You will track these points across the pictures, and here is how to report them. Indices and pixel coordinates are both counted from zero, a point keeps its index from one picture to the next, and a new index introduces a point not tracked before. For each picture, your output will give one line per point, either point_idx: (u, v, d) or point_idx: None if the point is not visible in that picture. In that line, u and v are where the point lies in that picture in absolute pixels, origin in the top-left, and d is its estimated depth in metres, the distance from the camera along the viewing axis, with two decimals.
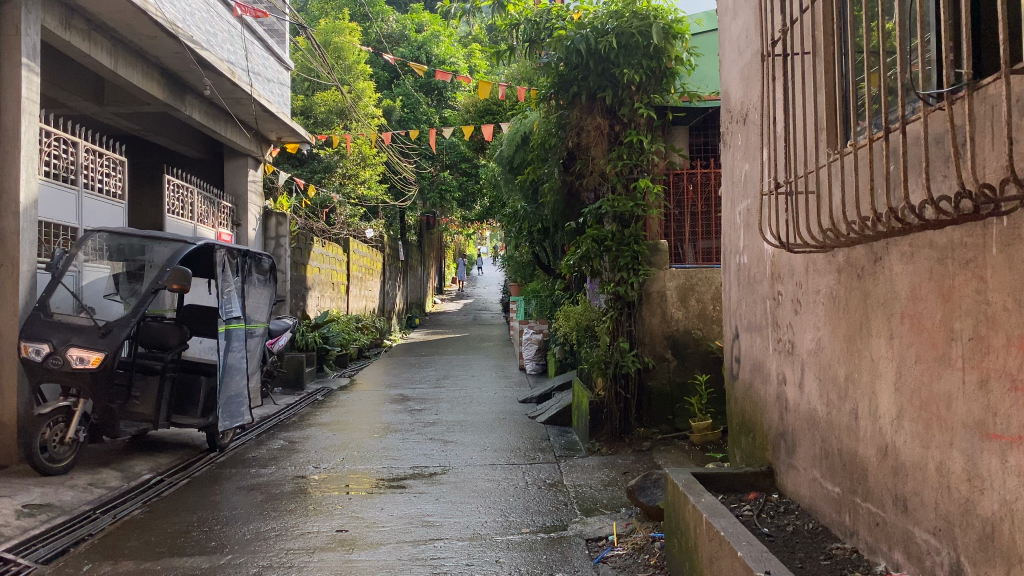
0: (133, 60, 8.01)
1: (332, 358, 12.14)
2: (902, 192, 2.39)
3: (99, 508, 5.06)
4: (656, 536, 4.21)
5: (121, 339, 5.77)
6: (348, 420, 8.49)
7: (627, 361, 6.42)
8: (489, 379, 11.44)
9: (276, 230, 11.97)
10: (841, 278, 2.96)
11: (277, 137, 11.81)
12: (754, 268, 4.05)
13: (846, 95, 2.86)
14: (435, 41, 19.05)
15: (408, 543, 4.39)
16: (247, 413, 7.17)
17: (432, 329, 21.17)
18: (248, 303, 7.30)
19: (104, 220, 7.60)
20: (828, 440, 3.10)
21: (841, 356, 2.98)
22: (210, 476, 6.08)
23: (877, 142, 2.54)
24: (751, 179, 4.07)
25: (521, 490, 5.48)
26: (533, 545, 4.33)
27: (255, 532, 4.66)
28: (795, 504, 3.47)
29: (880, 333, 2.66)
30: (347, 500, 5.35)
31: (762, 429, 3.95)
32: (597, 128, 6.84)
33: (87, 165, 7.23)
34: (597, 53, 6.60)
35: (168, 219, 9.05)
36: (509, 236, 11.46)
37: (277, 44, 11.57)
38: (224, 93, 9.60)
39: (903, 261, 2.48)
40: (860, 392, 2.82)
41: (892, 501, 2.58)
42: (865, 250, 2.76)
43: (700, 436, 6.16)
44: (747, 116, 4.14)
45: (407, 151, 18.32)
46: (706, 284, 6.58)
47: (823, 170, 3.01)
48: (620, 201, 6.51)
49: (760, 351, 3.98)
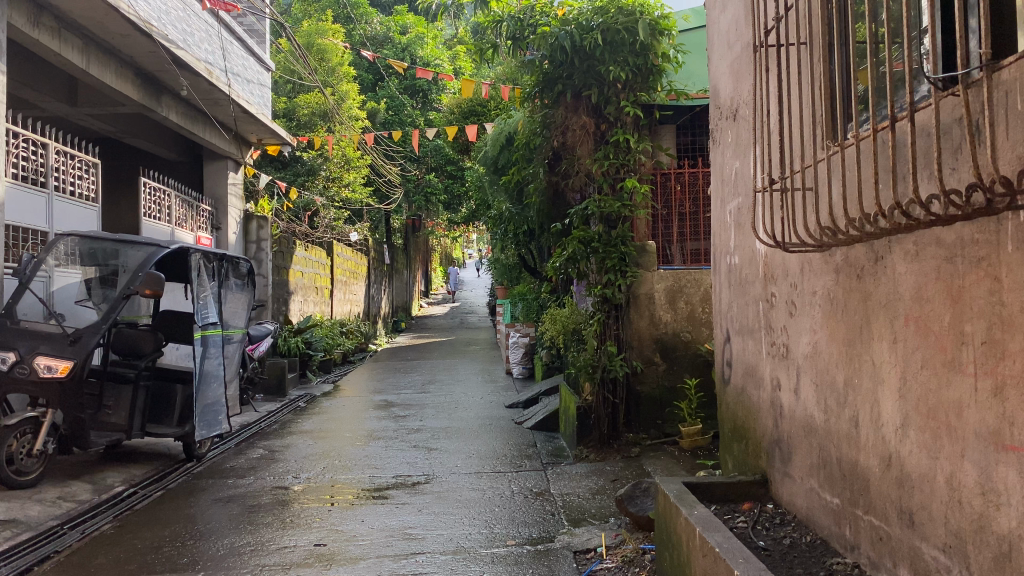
0: (105, 59, 7.77)
1: (315, 364, 11.94)
2: (907, 186, 2.26)
3: (67, 523, 4.84)
4: (646, 548, 4.06)
5: (91, 347, 5.57)
6: (330, 428, 8.29)
7: (615, 365, 6.27)
8: (477, 383, 11.28)
9: (256, 233, 11.73)
10: (839, 280, 2.83)
11: (257, 139, 11.62)
12: (746, 268, 3.91)
13: (843, 84, 2.76)
14: (420, 43, 18.87)
15: (389, 557, 4.21)
16: (226, 422, 6.95)
17: (417, 333, 20.95)
18: (225, 308, 7.09)
19: (77, 224, 7.37)
20: (826, 449, 2.97)
21: (839, 361, 2.84)
22: (186, 488, 5.86)
23: (882, 132, 2.41)
24: (743, 177, 3.93)
25: (507, 499, 5.31)
26: (519, 558, 4.15)
27: (230, 547, 4.47)
28: (791, 516, 3.32)
29: (882, 337, 2.52)
30: (326, 512, 5.15)
31: (755, 436, 3.81)
32: (583, 127, 6.68)
33: (57, 167, 7.01)
34: (581, 50, 6.44)
35: (144, 223, 8.81)
36: (495, 238, 11.30)
37: (257, 45, 11.35)
38: (202, 93, 9.38)
39: (908, 260, 2.35)
40: (861, 399, 2.68)
41: (897, 515, 2.43)
42: (866, 248, 2.63)
43: (690, 442, 6.05)
44: (737, 112, 4.01)
45: (391, 154, 18.11)
46: (695, 286, 6.45)
47: (821, 165, 2.89)
48: (606, 201, 6.38)
49: (753, 355, 3.84)
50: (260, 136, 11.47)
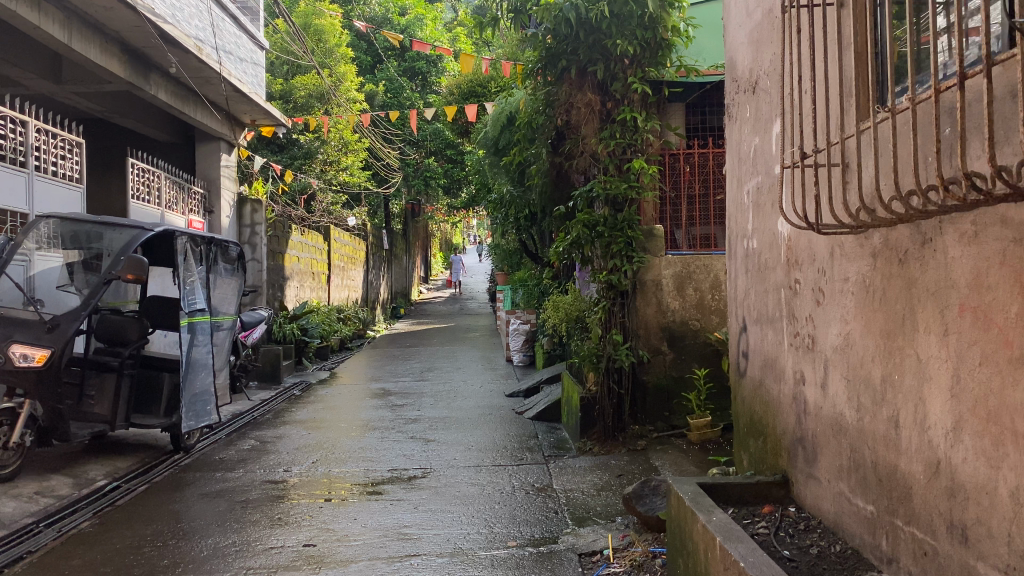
0: (89, 33, 7.43)
1: (311, 351, 11.65)
2: (960, 157, 1.97)
3: (43, 521, 4.58)
4: (656, 551, 3.80)
5: (70, 334, 5.31)
6: (325, 417, 8.03)
7: (620, 355, 6.03)
8: (476, 371, 11.01)
9: (250, 217, 11.36)
10: (877, 265, 2.55)
11: (251, 120, 11.31)
12: (765, 253, 3.64)
13: (878, 46, 2.46)
14: (420, 24, 18.47)
15: (382, 560, 3.95)
16: (215, 412, 6.68)
17: (417, 319, 20.69)
18: (214, 294, 6.80)
19: (59, 205, 7.07)
20: (859, 450, 2.71)
21: (877, 354, 2.57)
22: (172, 482, 5.60)
23: (929, 100, 2.12)
24: (763, 155, 3.65)
25: (507, 495, 5.06)
26: (520, 561, 3.90)
27: (214, 547, 4.22)
28: (816, 521, 3.06)
29: (929, 328, 2.25)
30: (318, 509, 4.90)
31: (774, 433, 3.55)
32: (588, 105, 6.36)
33: (38, 146, 6.70)
34: (587, 23, 6.11)
35: (132, 205, 8.51)
36: (496, 223, 11.02)
37: (250, 22, 10.95)
38: (191, 70, 9.06)
39: (964, 243, 2.07)
40: (901, 397, 2.41)
41: (947, 529, 2.17)
42: (911, 230, 2.34)
43: (699, 435, 5.80)
44: (757, 84, 3.71)
45: (390, 137, 17.77)
46: (704, 272, 6.17)
47: (850, 139, 2.61)
48: (612, 182, 6.10)
49: (772, 346, 3.57)
50: (254, 117, 11.14)
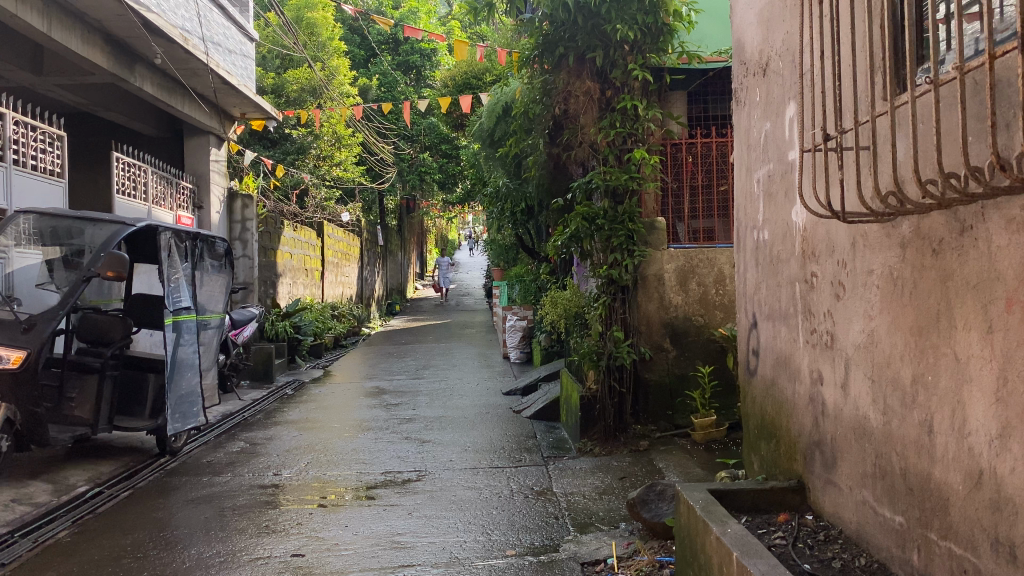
0: (70, 23, 7.17)
1: (303, 349, 11.54)
2: (1011, 136, 1.77)
3: (17, 531, 4.34)
4: (664, 561, 3.60)
5: (47, 334, 5.05)
6: (318, 418, 7.82)
7: (621, 352, 5.81)
8: (473, 368, 10.86)
9: (241, 213, 11.12)
10: (906, 256, 2.35)
11: (241, 113, 11.08)
12: (778, 245, 3.43)
13: (913, 17, 2.26)
14: (412, 18, 18.31)
15: (374, 571, 3.75)
16: (202, 414, 6.45)
17: (412, 316, 20.54)
18: (201, 291, 6.57)
19: (38, 200, 6.82)
20: (885, 457, 2.51)
21: (906, 353, 2.36)
22: (157, 487, 5.37)
23: (976, 71, 1.92)
24: (775, 141, 3.44)
25: (506, 499, 4.86)
26: (520, 571, 3.70)
27: (197, 558, 4.00)
28: (837, 532, 2.86)
29: (970, 325, 2.04)
30: (308, 515, 4.69)
31: (788, 435, 3.34)
32: (587, 93, 6.14)
33: (16, 138, 6.44)
34: (585, 7, 5.90)
35: (117, 200, 8.27)
36: (491, 217, 10.85)
37: (239, 13, 10.71)
38: (178, 62, 8.82)
39: (1012, 230, 1.86)
40: (937, 401, 2.21)
41: (991, 546, 1.97)
42: (947, 217, 2.14)
43: (704, 434, 5.62)
44: (769, 66, 3.50)
45: (385, 132, 17.58)
46: (708, 267, 5.97)
47: (881, 119, 2.41)
48: (612, 173, 5.89)
49: (786, 343, 3.37)
50: (243, 110, 10.92)
